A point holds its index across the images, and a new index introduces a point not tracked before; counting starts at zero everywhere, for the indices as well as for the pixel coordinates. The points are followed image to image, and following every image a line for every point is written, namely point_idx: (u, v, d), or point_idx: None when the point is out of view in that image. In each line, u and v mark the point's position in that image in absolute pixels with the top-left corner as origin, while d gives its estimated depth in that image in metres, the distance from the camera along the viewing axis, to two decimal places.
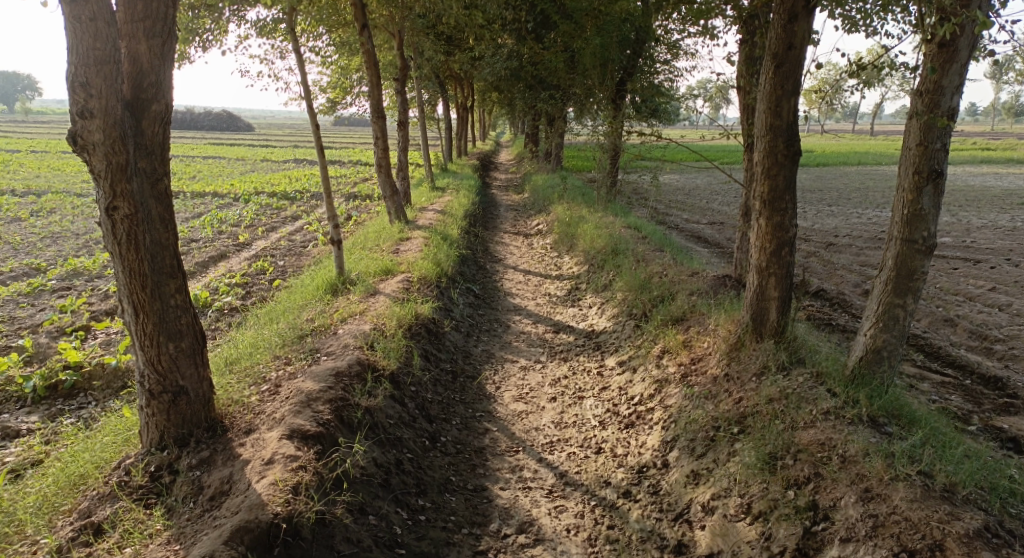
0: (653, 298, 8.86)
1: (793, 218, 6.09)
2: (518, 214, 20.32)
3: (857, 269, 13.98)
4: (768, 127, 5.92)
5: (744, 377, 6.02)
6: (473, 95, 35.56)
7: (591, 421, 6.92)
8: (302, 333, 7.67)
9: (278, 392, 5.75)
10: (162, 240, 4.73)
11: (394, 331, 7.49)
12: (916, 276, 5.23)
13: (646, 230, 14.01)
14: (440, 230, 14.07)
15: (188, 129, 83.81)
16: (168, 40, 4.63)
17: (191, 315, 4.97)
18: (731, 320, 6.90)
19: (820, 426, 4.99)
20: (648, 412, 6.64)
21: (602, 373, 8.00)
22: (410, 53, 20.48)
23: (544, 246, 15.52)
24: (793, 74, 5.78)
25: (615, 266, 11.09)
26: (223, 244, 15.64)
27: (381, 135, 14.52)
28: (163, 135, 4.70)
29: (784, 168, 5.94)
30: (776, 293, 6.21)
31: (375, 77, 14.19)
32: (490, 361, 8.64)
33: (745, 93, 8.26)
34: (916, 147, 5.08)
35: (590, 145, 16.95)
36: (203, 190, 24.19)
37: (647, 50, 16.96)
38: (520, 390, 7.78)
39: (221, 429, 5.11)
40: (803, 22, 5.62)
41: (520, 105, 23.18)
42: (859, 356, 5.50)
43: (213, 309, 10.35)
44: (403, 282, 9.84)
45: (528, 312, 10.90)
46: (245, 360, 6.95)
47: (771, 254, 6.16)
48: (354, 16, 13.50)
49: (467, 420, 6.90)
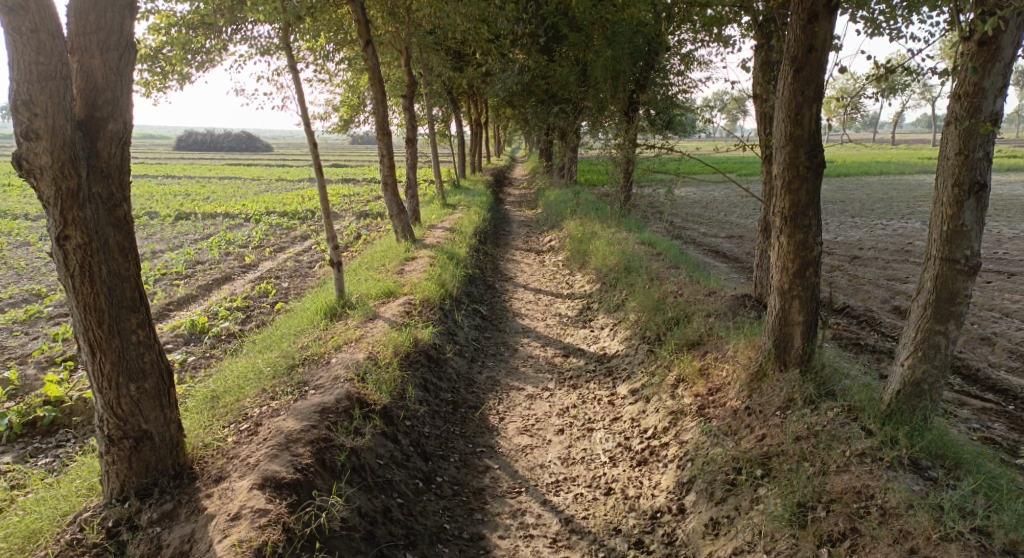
0: (667, 320, 8.33)
1: (817, 236, 5.55)
2: (530, 230, 19.87)
3: (885, 284, 13.31)
4: (789, 137, 5.41)
5: (766, 411, 5.48)
6: (487, 111, 35.34)
7: (601, 458, 6.38)
8: (293, 363, 7.25)
9: (256, 432, 5.32)
10: (121, 271, 4.39)
11: (390, 360, 7.03)
12: (957, 299, 4.67)
13: (661, 245, 13.48)
14: (447, 249, 13.63)
15: (207, 149, 84.82)
16: (126, 54, 4.29)
17: (157, 353, 4.62)
18: (751, 346, 6.36)
19: (853, 471, 4.44)
20: (662, 448, 6.10)
21: (613, 402, 7.47)
22: (420, 70, 20.25)
23: (556, 263, 15.04)
24: (814, 78, 5.26)
25: (628, 285, 10.58)
26: (229, 265, 15.39)
27: (388, 153, 14.19)
28: (121, 156, 4.37)
29: (807, 182, 5.42)
30: (800, 318, 5.66)
31: (380, 92, 13.82)
32: (494, 388, 8.13)
33: (762, 101, 7.75)
34: (955, 156, 4.55)
35: (602, 159, 16.47)
36: (215, 211, 24.10)
37: (661, 62, 16.58)
38: (526, 421, 7.26)
39: (188, 477, 4.75)
40: (826, 22, 5.11)
41: (533, 120, 22.82)
42: (895, 389, 4.95)
43: (210, 335, 9.99)
44: (404, 304, 9.39)
45: (537, 334, 10.40)
46: (229, 394, 6.53)
47: (794, 275, 5.62)
48: (359, 32, 13.20)
49: (466, 456, 6.41)
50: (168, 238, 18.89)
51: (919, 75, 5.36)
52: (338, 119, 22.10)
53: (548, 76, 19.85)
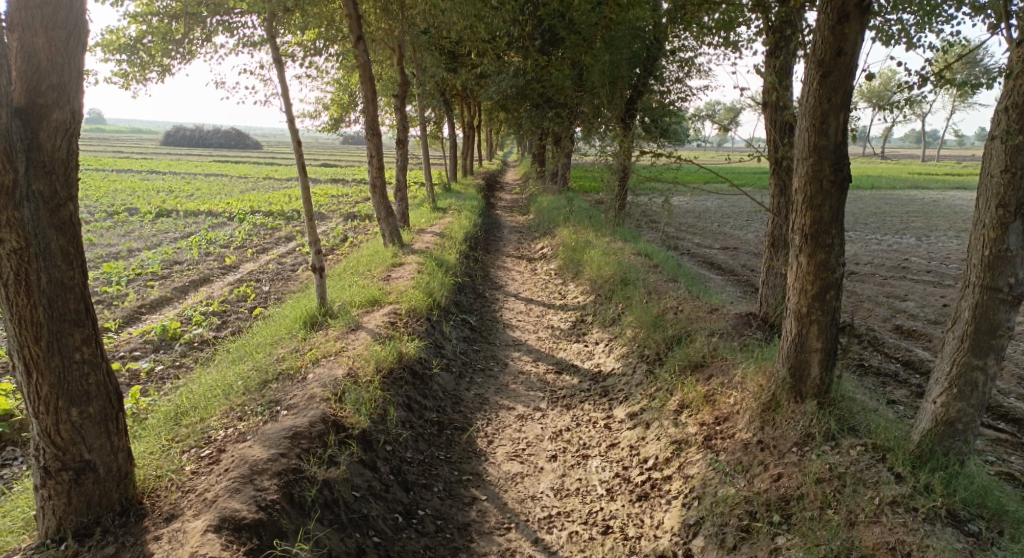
0: (667, 338, 7.86)
1: (840, 256, 5.09)
2: (522, 236, 19.40)
3: (885, 302, 12.94)
4: (813, 148, 4.96)
5: (781, 446, 5.01)
6: (480, 115, 34.91)
7: (598, 490, 5.89)
8: (267, 378, 6.70)
9: (218, 460, 4.78)
10: (64, 280, 3.85)
11: (371, 378, 6.50)
12: (999, 332, 4.23)
13: (658, 256, 13.02)
14: (435, 255, 13.11)
15: (195, 145, 83.94)
16: (75, 33, 3.76)
17: (104, 373, 4.09)
18: (762, 372, 5.90)
19: (885, 523, 3.99)
20: (665, 482, 5.62)
21: (610, 427, 6.99)
22: (412, 70, 19.74)
23: (548, 271, 14.58)
24: (842, 84, 4.81)
25: (625, 298, 10.13)
26: (208, 266, 14.79)
27: (377, 153, 13.68)
28: (68, 150, 3.84)
29: (831, 198, 4.97)
30: (818, 345, 5.22)
31: (370, 91, 13.26)
32: (482, 408, 7.61)
33: (772, 109, 7.31)
34: (1000, 174, 4.11)
35: (598, 165, 16.05)
36: (197, 209, 23.44)
37: (659, 69, 16.21)
38: (516, 446, 6.75)
39: (137, 514, 4.22)
40: (857, 24, 4.66)
41: (526, 125, 22.37)
42: (924, 429, 4.51)
43: (182, 343, 9.42)
44: (389, 314, 8.84)
45: (529, 348, 9.90)
46: (194, 413, 5.99)
47: (813, 298, 5.17)
48: (350, 27, 12.68)
49: (451, 485, 5.90)
50: (147, 237, 18.26)
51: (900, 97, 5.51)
52: (328, 118, 21.55)
53: (543, 80, 19.41)
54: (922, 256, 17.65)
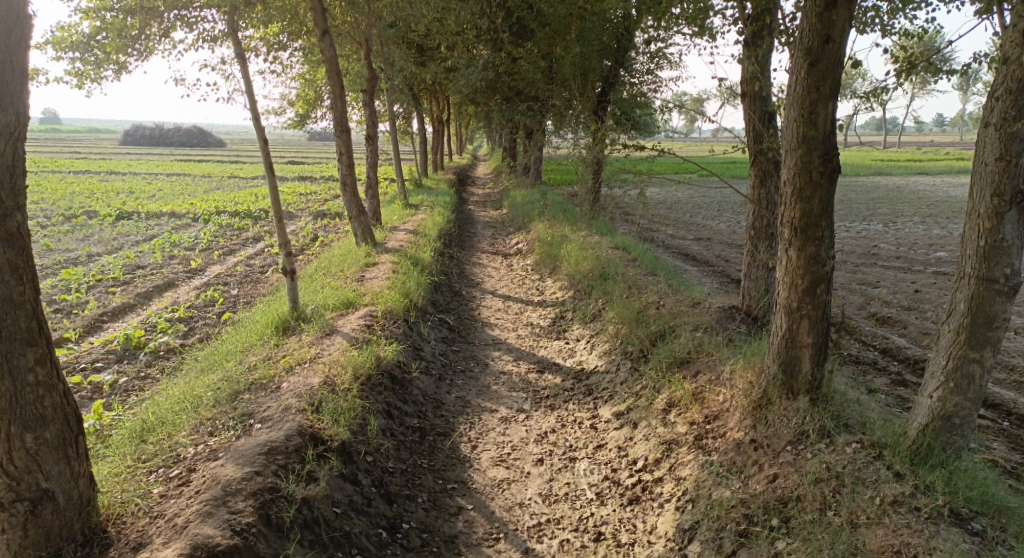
0: (651, 334, 7.72)
1: (830, 249, 4.97)
2: (496, 231, 19.19)
3: (861, 289, 13.00)
4: (801, 139, 4.83)
5: (775, 445, 4.93)
6: (450, 109, 34.54)
7: (587, 494, 5.73)
8: (238, 388, 6.40)
9: (188, 481, 4.48)
10: (13, 296, 3.53)
11: (349, 386, 6.24)
12: (995, 323, 4.14)
13: (635, 250, 12.92)
14: (410, 253, 12.82)
15: (157, 145, 82.13)
16: (16, 27, 3.45)
17: (61, 395, 3.77)
18: (751, 368, 5.79)
19: (889, 525, 3.93)
20: (656, 485, 5.50)
21: (596, 427, 6.83)
22: (380, 65, 19.34)
23: (524, 267, 14.39)
24: (831, 72, 4.67)
25: (605, 293, 9.98)
26: (173, 270, 14.30)
27: (347, 150, 13.32)
28: (12, 155, 3.52)
29: (821, 189, 4.86)
30: (810, 340, 5.11)
31: (338, 86, 12.88)
32: (464, 411, 7.40)
33: (752, 99, 7.19)
34: (995, 162, 4.01)
35: (572, 158, 15.92)
36: (160, 211, 22.76)
37: (628, 61, 16.05)
38: (500, 450, 6.55)
39: (101, 545, 3.88)
40: (844, 9, 4.53)
41: (497, 118, 22.11)
42: (921, 423, 4.45)
43: (147, 352, 9.03)
44: (364, 317, 8.56)
45: (508, 347, 9.70)
46: (161, 429, 5.67)
47: (804, 292, 5.05)
48: (315, 21, 12.29)
49: (435, 495, 5.68)
50: (108, 240, 17.64)
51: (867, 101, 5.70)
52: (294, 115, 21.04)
53: (513, 74, 19.19)
54: (891, 242, 17.86)
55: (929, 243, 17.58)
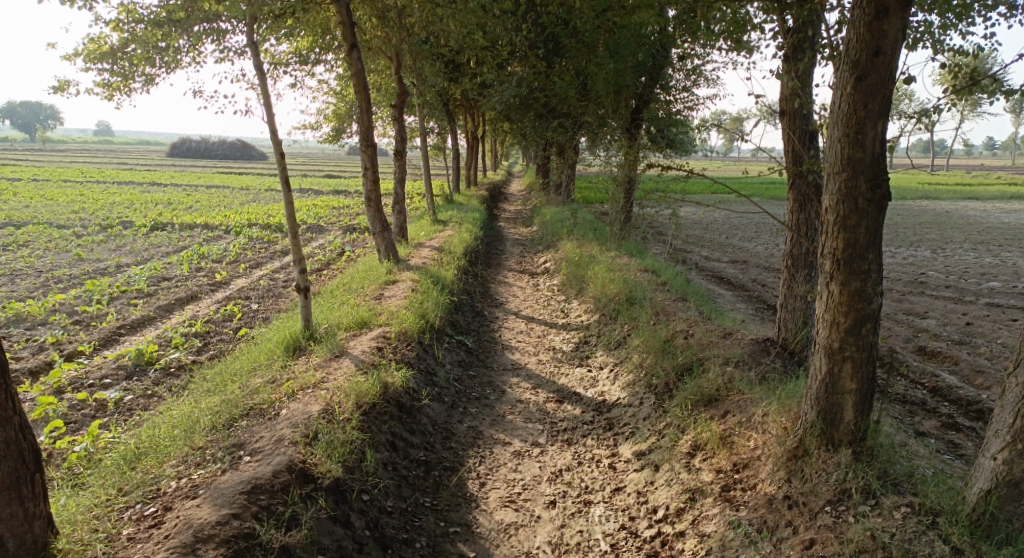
0: (678, 366, 7.18)
1: (877, 285, 4.44)
2: (525, 249, 18.79)
3: (909, 320, 12.20)
4: (846, 161, 4.33)
5: (812, 505, 4.46)
6: (484, 125, 34.37)
7: (601, 545, 5.25)
8: (236, 414, 6.08)
9: (160, 522, 4.20)
10: None
11: (349, 415, 5.85)
12: None
13: (665, 272, 12.36)
14: (432, 271, 12.45)
15: (203, 157, 84.36)
16: None
17: (16, 430, 3.52)
18: (787, 413, 5.25)
19: None
20: (677, 540, 5.01)
21: (614, 467, 6.33)
22: (412, 79, 19.20)
23: (550, 287, 13.94)
24: (881, 88, 4.17)
25: (631, 319, 9.46)
26: (197, 282, 14.22)
27: (372, 165, 13.09)
28: None
29: (868, 218, 4.34)
30: (853, 386, 4.58)
31: (364, 101, 12.65)
32: (476, 443, 6.95)
33: (792, 118, 6.67)
34: None
35: (603, 176, 15.45)
36: (193, 222, 22.98)
37: (664, 78, 15.57)
38: (510, 489, 6.07)
39: None
40: (897, 19, 4.05)
41: (530, 135, 21.78)
42: (982, 489, 3.87)
43: (157, 368, 8.82)
44: (377, 339, 8.20)
45: (528, 373, 9.24)
46: (148, 456, 5.38)
47: (847, 332, 4.52)
48: (343, 35, 12.12)
49: (436, 539, 5.25)
50: (139, 251, 17.75)
51: (913, 121, 5.17)
52: (328, 129, 21.11)
53: (546, 89, 18.88)
54: (940, 270, 16.91)
55: (981, 271, 16.60)
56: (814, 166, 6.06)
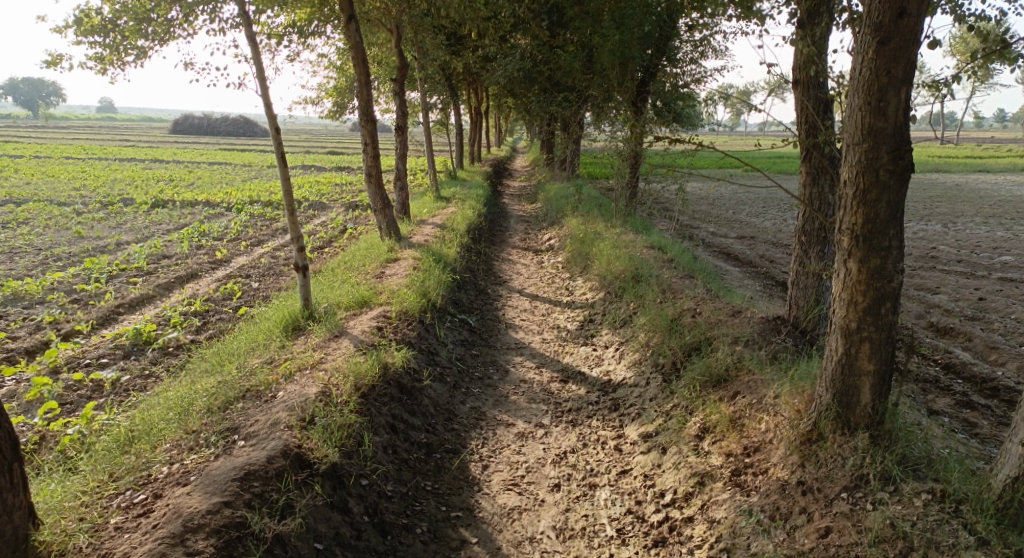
0: (686, 346, 6.98)
1: (899, 263, 4.20)
2: (529, 226, 18.55)
3: (919, 296, 11.95)
4: (867, 131, 4.07)
5: (827, 491, 4.28)
6: (488, 100, 33.89)
7: (607, 531, 5.10)
8: (231, 396, 5.92)
9: (148, 512, 4.10)
10: None
11: (347, 398, 5.67)
12: None
13: (672, 248, 12.11)
14: (434, 248, 12.22)
15: (206, 133, 83.82)
16: None
17: None
18: (800, 395, 5.04)
19: None
20: (685, 526, 4.86)
21: (620, 450, 6.16)
22: (413, 52, 18.79)
23: (554, 264, 13.72)
24: (906, 51, 3.89)
25: (637, 297, 9.24)
26: (197, 260, 14.06)
27: (372, 141, 12.81)
28: None
29: (889, 191, 4.09)
30: (870, 367, 4.37)
31: (364, 74, 12.30)
32: (478, 424, 6.78)
33: (805, 87, 6.36)
34: None
35: (608, 151, 15.13)
36: (194, 199, 22.76)
37: (672, 50, 15.16)
38: (514, 472, 5.91)
39: None
40: None
41: (534, 109, 21.39)
42: (1009, 475, 3.67)
43: (155, 348, 8.67)
44: (377, 318, 8.01)
45: (531, 352, 9.07)
46: (141, 440, 5.23)
47: (865, 312, 4.29)
48: (340, 6, 11.76)
49: (437, 525, 5.10)
50: (139, 228, 17.56)
51: (927, 92, 4.90)
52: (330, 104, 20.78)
53: (550, 62, 18.47)
54: (951, 244, 16.61)
55: (993, 246, 16.28)
56: (831, 138, 5.76)
